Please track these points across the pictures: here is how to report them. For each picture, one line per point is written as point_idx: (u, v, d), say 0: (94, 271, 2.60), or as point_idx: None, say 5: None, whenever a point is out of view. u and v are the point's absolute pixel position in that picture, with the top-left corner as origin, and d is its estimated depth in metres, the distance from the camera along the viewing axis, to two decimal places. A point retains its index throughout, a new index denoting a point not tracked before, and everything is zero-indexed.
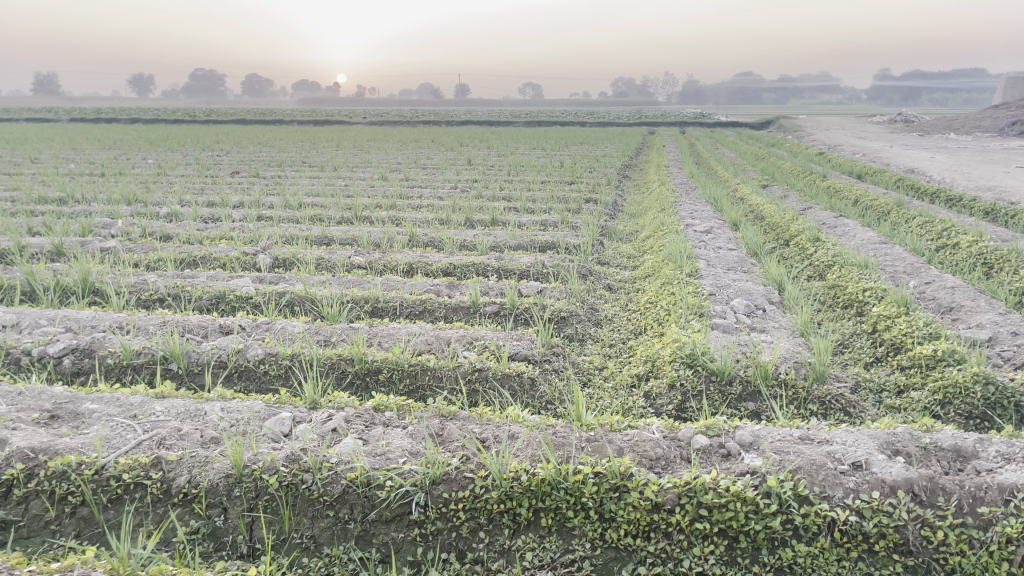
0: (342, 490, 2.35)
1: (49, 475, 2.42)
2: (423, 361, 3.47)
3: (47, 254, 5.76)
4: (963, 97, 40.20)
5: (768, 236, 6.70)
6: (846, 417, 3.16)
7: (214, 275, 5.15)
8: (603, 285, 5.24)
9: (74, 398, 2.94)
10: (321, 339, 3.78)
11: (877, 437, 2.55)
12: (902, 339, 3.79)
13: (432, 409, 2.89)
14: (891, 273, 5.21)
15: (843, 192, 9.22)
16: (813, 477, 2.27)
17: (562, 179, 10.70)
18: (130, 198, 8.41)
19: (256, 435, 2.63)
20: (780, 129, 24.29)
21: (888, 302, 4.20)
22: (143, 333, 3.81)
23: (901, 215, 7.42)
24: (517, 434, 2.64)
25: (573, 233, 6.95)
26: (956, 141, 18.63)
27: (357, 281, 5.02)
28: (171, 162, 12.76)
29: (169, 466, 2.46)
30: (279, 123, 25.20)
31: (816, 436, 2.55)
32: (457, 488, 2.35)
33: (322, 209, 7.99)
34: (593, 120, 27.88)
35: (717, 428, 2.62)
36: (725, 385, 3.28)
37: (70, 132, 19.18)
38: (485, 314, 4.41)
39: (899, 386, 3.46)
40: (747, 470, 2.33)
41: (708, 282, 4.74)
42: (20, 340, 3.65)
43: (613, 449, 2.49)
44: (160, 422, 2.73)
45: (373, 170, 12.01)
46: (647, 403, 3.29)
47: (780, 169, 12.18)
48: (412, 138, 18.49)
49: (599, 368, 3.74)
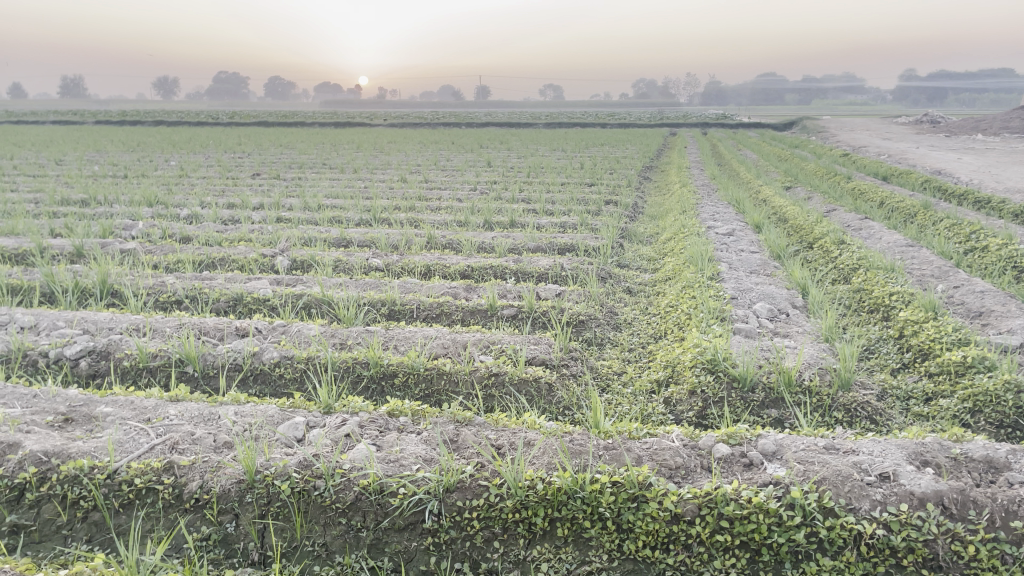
0: (354, 497, 2.31)
1: (61, 479, 2.40)
2: (439, 365, 3.43)
3: (67, 255, 5.79)
4: (990, 97, 39.58)
5: (792, 238, 6.60)
6: (872, 426, 3.07)
7: (232, 277, 5.15)
8: (623, 288, 5.18)
9: (88, 401, 2.93)
10: (337, 342, 3.75)
11: (905, 447, 2.46)
12: (930, 345, 3.69)
13: (447, 415, 2.84)
14: (918, 276, 5.11)
15: (868, 193, 9.08)
16: (838, 489, 2.20)
17: (582, 180, 10.64)
18: (151, 200, 8.47)
19: (269, 441, 2.60)
20: (804, 130, 24.06)
21: (916, 307, 4.10)
22: (159, 335, 3.80)
23: (928, 217, 7.29)
24: (533, 441, 2.58)
25: (593, 235, 6.89)
26: (983, 142, 18.32)
27: (374, 283, 5.00)
28: (192, 164, 12.84)
29: (181, 471, 2.43)
30: (300, 125, 25.34)
31: (841, 445, 2.47)
32: (471, 497, 2.30)
33: (341, 211, 8.00)
34: (613, 122, 27.76)
35: (739, 437, 2.55)
36: (747, 392, 3.20)
37: (96, 135, 19.40)
38: (502, 317, 4.37)
39: (927, 393, 3.37)
40: (770, 481, 2.26)
41: (730, 286, 4.65)
42: (37, 342, 3.65)
43: (631, 457, 2.42)
44: (173, 426, 2.71)
45: (393, 172, 12.04)
46: (667, 409, 3.22)
47: (803, 170, 12.05)
48: (434, 140, 18.48)
49: (618, 373, 3.68)
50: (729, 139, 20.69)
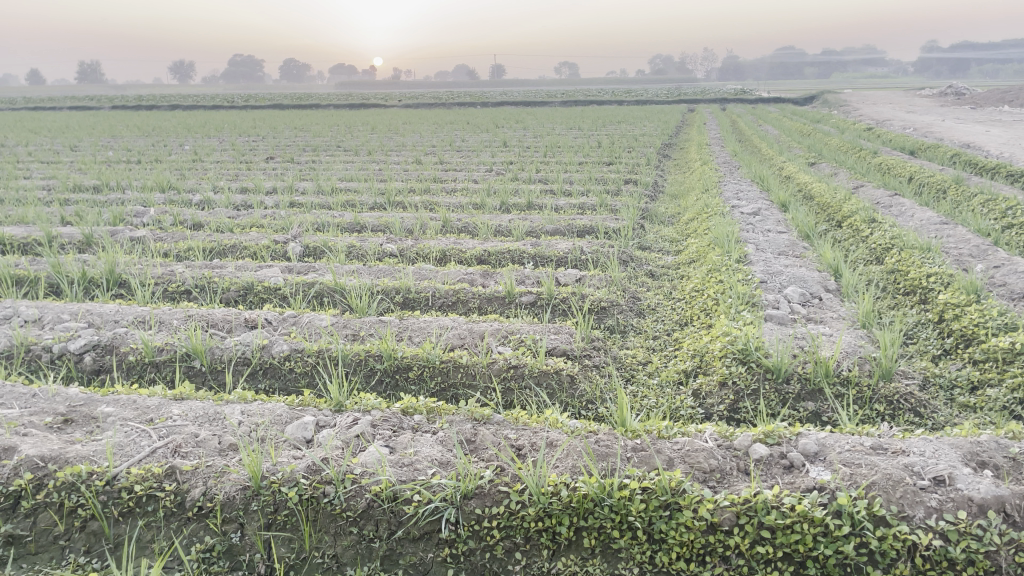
0: (366, 505, 2.16)
1: (58, 487, 2.27)
2: (456, 358, 3.28)
3: (77, 244, 5.68)
4: (1014, 67, 38.70)
5: (820, 217, 6.37)
6: (917, 419, 2.88)
7: (243, 265, 5.02)
8: (645, 272, 5.00)
9: (89, 400, 2.80)
10: (349, 333, 3.60)
11: (959, 446, 2.27)
12: (974, 330, 3.49)
13: (464, 412, 2.68)
14: (955, 255, 4.88)
15: (896, 168, 8.82)
16: (889, 495, 2.02)
17: (600, 159, 10.42)
18: (163, 185, 8.33)
19: (277, 443, 2.46)
20: (825, 104, 23.63)
21: (956, 290, 3.89)
22: (165, 328, 3.66)
23: (960, 193, 7.02)
24: (556, 442, 2.42)
25: (613, 216, 6.70)
26: (1010, 114, 17.86)
27: (388, 270, 4.84)
28: (205, 148, 12.71)
29: (183, 477, 2.30)
30: (315, 107, 25.23)
31: (890, 445, 2.28)
32: (491, 504, 2.15)
33: (355, 194, 7.85)
34: (630, 99, 27.35)
35: (777, 435, 2.38)
36: (781, 384, 3.02)
37: (111, 120, 19.36)
38: (520, 304, 4.21)
39: (973, 382, 3.17)
40: (815, 486, 2.09)
41: (759, 269, 4.45)
42: (40, 336, 3.53)
43: (662, 460, 2.26)
44: (176, 427, 2.57)
45: (407, 153, 11.88)
46: (696, 403, 3.05)
47: (828, 145, 11.75)
48: (449, 120, 18.24)
49: (643, 364, 3.51)
50: (749, 115, 20.30)
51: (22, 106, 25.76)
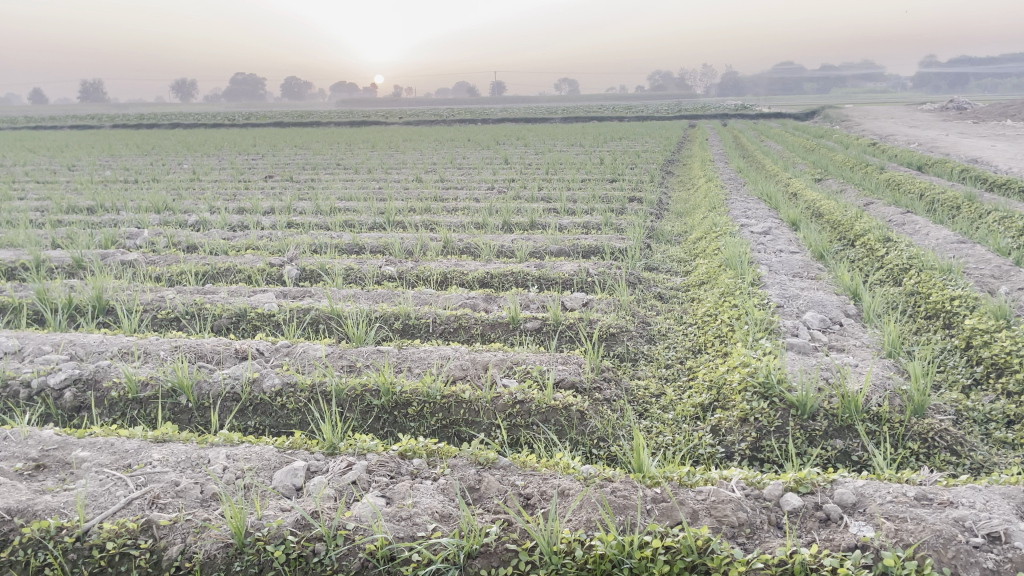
0: (359, 565, 1.97)
1: (24, 543, 2.06)
2: (458, 392, 3.08)
3: (65, 268, 5.49)
4: (1013, 81, 38.71)
5: (831, 235, 6.19)
6: (954, 458, 2.67)
7: (237, 289, 4.82)
8: (654, 295, 4.81)
9: (64, 443, 2.59)
10: (345, 365, 3.40)
11: (1011, 497, 2.07)
12: (1006, 359, 3.27)
13: (467, 455, 2.48)
14: (976, 276, 4.68)
15: (906, 184, 8.63)
16: (941, 555, 1.81)
17: (603, 176, 10.25)
18: (158, 206, 8.15)
19: (264, 492, 2.26)
20: (827, 119, 23.53)
21: (983, 314, 3.69)
22: (151, 359, 3.47)
23: (975, 210, 6.84)
24: (569, 490, 2.21)
25: (618, 236, 6.52)
26: (1014, 128, 17.71)
27: (387, 295, 4.65)
28: (205, 167, 12.53)
29: (160, 533, 2.09)
30: (317, 125, 25.18)
31: (936, 496, 2.08)
32: (498, 564, 1.95)
33: (354, 214, 7.68)
34: (631, 116, 27.17)
35: (810, 483, 2.18)
36: (807, 420, 2.82)
37: (110, 139, 19.17)
38: (525, 331, 4.01)
39: (1009, 415, 2.96)
40: (856, 544, 1.89)
41: (774, 292, 4.26)
42: (20, 369, 3.34)
43: (686, 513, 2.05)
44: (155, 474, 2.37)
45: (408, 171, 11.74)
46: (715, 441, 2.85)
47: (833, 161, 11.59)
48: (450, 138, 18.08)
49: (656, 396, 3.32)
50: (751, 131, 20.18)
51: (25, 126, 25.68)
